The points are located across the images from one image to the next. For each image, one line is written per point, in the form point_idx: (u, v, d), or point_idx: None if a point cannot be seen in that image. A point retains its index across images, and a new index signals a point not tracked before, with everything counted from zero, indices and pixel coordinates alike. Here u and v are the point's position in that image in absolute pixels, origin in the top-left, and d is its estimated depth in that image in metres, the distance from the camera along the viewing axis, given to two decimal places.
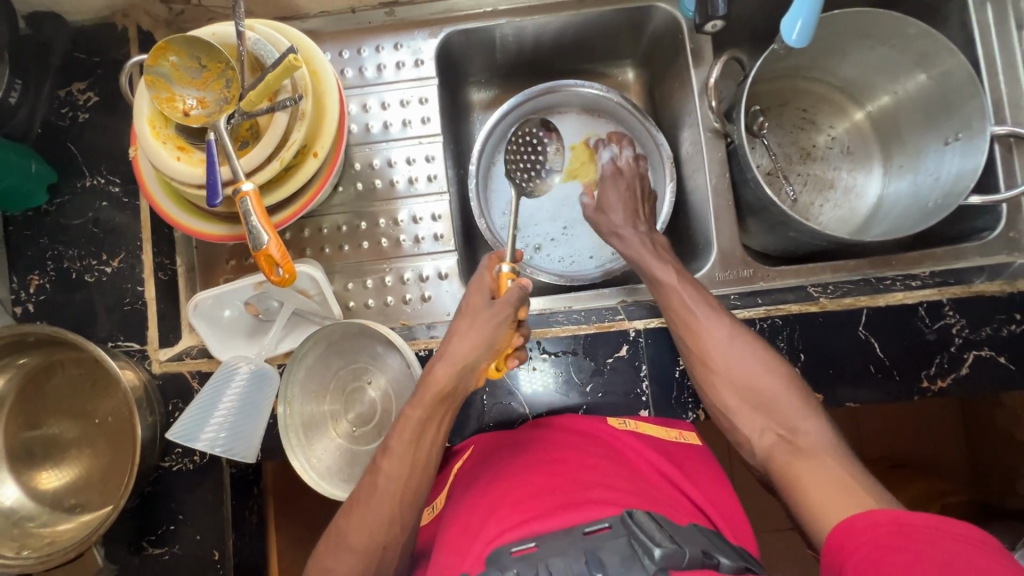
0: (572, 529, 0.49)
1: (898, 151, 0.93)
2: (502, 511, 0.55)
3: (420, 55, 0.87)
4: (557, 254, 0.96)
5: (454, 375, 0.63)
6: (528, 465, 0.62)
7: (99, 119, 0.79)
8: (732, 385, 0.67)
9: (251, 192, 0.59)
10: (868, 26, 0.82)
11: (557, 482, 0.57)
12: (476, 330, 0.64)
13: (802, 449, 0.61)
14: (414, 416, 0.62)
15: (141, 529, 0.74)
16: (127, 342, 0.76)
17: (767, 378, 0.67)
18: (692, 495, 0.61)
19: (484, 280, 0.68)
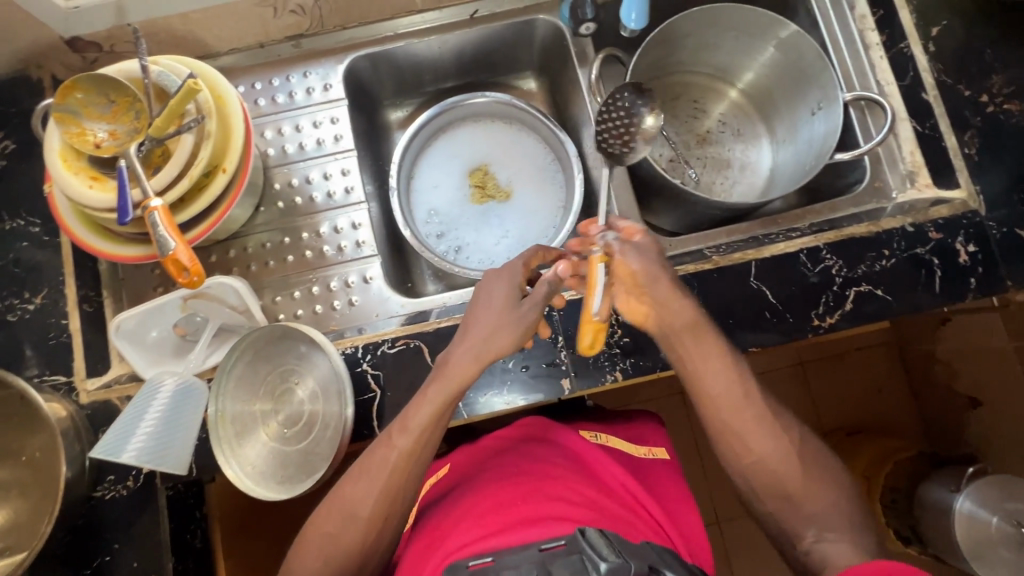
0: (529, 545, 0.51)
1: (779, 125, 1.03)
2: (467, 525, 0.58)
3: (328, 80, 0.93)
4: (479, 253, 1.03)
5: (474, 364, 0.67)
6: (497, 480, 0.65)
7: (17, 165, 0.82)
8: (755, 467, 0.67)
9: (160, 206, 0.64)
10: (727, 19, 0.93)
11: (520, 498, 0.60)
12: (506, 329, 0.67)
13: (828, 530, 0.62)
14: (430, 396, 0.66)
15: (76, 564, 0.72)
16: (54, 376, 0.77)
17: (777, 453, 0.66)
18: (653, 509, 0.67)
19: (518, 275, 0.71)
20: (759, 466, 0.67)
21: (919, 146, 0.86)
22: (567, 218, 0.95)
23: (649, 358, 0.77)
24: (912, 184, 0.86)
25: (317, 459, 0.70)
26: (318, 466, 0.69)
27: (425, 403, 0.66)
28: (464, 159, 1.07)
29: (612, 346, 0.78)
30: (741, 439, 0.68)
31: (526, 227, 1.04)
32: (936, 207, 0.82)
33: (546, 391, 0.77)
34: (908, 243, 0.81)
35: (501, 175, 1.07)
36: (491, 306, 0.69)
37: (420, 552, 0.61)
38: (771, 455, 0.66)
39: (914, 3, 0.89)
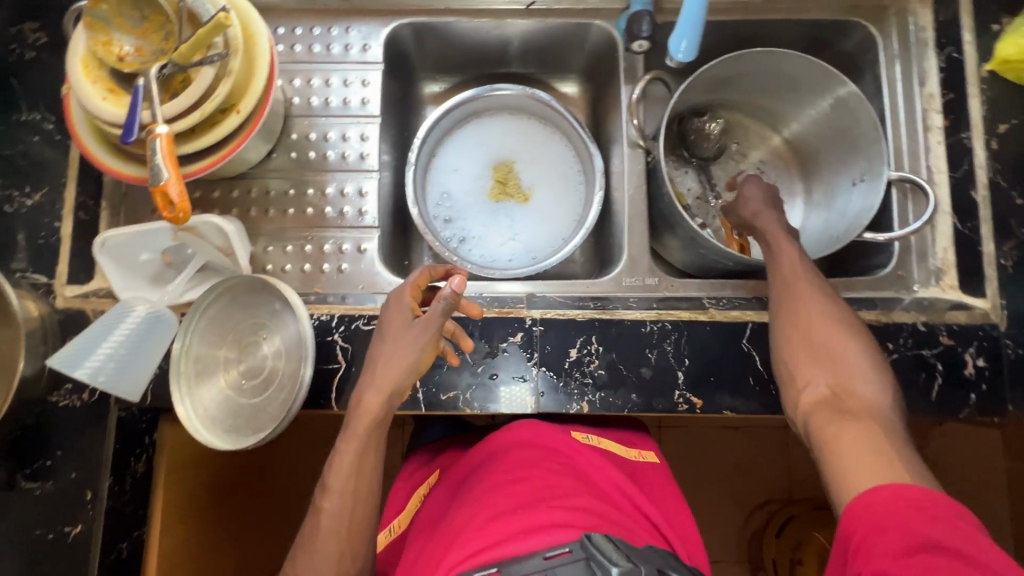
0: (533, 555, 0.51)
1: (818, 186, 0.99)
2: (468, 533, 0.57)
3: (368, 41, 0.91)
4: (481, 248, 1.01)
5: (383, 400, 0.65)
6: (490, 483, 0.65)
7: (45, 60, 0.82)
8: (803, 336, 0.67)
9: (163, 134, 0.63)
10: (789, 68, 0.88)
11: (519, 503, 0.59)
12: (401, 354, 0.66)
13: (851, 409, 0.59)
14: (347, 449, 0.65)
15: (16, 464, 0.73)
16: (35, 275, 0.77)
17: (839, 329, 0.66)
18: (649, 513, 0.67)
19: (403, 299, 0.70)
20: (805, 331, 0.67)
21: (954, 245, 0.82)
22: (575, 234, 0.92)
23: (620, 397, 0.75)
24: (937, 282, 0.82)
25: (265, 417, 0.70)
26: (262, 426, 0.69)
27: (341, 463, 0.65)
28: (492, 149, 1.05)
29: (585, 375, 0.76)
30: (793, 319, 0.68)
31: (537, 233, 1.02)
32: (954, 310, 0.79)
33: (515, 401, 0.75)
34: (915, 341, 0.77)
35: (524, 174, 1.05)
36: (383, 338, 0.68)
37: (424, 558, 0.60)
38: (823, 324, 0.66)
39: (988, 93, 0.84)
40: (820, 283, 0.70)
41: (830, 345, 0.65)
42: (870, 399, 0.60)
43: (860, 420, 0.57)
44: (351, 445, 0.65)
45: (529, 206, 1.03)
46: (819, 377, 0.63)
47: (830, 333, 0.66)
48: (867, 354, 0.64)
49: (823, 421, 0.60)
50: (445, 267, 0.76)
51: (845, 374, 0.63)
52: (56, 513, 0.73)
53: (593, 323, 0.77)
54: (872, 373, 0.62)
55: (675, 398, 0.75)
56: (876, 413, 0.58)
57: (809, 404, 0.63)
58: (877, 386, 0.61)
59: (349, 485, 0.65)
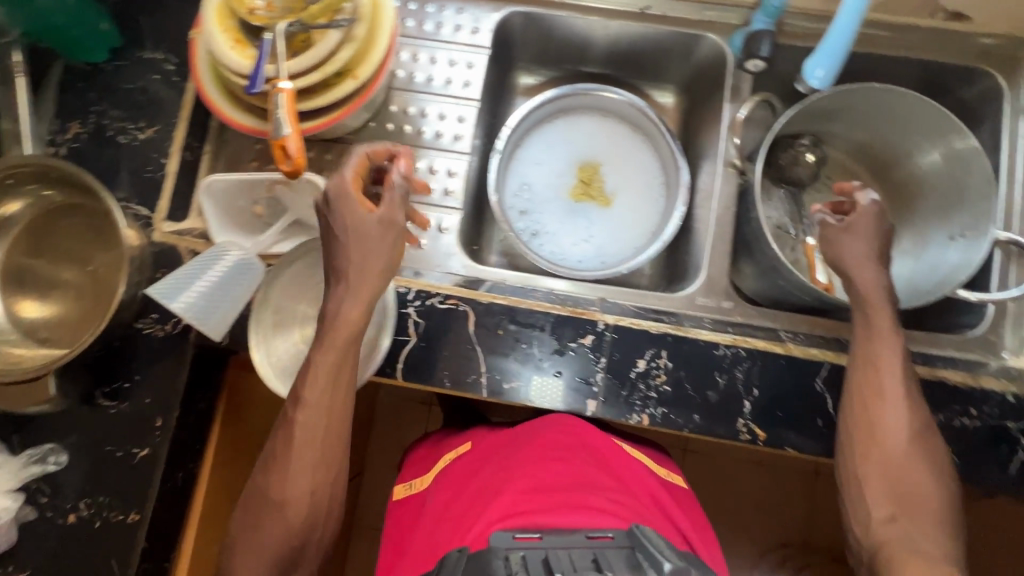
0: (576, 531, 0.57)
1: (907, 234, 0.94)
2: (506, 496, 0.62)
3: (478, 24, 0.91)
4: (554, 245, 1.02)
5: (365, 310, 0.66)
6: (529, 451, 0.69)
7: (174, 2, 0.85)
8: (880, 458, 0.67)
9: (287, 89, 0.65)
10: (905, 109, 0.86)
11: (560, 478, 0.64)
12: (372, 255, 0.66)
13: (916, 546, 0.63)
14: (325, 358, 0.66)
15: (99, 380, 0.77)
16: (138, 207, 0.81)
17: (913, 454, 0.67)
18: (674, 515, 0.67)
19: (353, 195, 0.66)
20: (882, 453, 0.67)
21: None
22: (652, 245, 0.91)
23: (681, 415, 0.74)
24: None
25: None
26: None
27: (320, 384, 0.66)
28: (579, 148, 1.04)
29: (649, 389, 0.75)
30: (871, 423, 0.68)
31: (609, 238, 1.02)
32: None
33: (549, 397, 0.75)
34: (998, 410, 0.74)
35: (606, 178, 1.04)
36: (346, 244, 0.66)
37: (455, 519, 0.64)
38: (900, 448, 0.67)
39: None
40: (906, 392, 0.69)
41: (901, 469, 0.66)
42: (932, 541, 0.63)
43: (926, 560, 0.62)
44: (331, 354, 0.66)
45: (605, 210, 1.03)
46: (890, 506, 0.66)
47: (903, 455, 0.67)
48: (932, 477, 0.67)
49: (894, 554, 0.63)
50: (385, 147, 0.69)
51: (913, 505, 0.65)
52: (127, 433, 0.77)
53: (666, 337, 0.76)
54: (933, 513, 0.65)
55: (738, 426, 0.74)
56: (931, 551, 0.63)
57: (875, 535, 0.66)
58: (937, 523, 0.65)
59: (320, 412, 0.67)
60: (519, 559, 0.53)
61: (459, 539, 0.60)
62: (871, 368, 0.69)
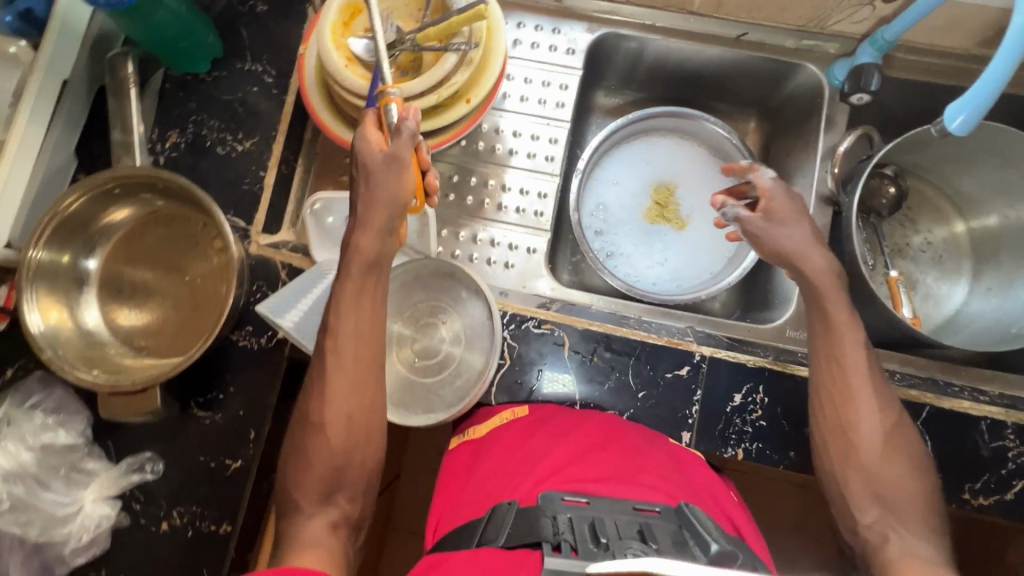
0: (623, 501, 0.57)
1: (991, 273, 0.93)
2: (555, 465, 0.63)
3: (574, 44, 0.91)
4: (630, 267, 1.01)
5: (376, 241, 0.65)
6: (587, 428, 0.69)
7: (275, 15, 0.85)
8: (858, 458, 0.64)
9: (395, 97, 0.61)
10: (1008, 147, 0.84)
11: (613, 454, 0.65)
12: (379, 190, 0.63)
13: (913, 549, 0.60)
14: (347, 288, 0.65)
15: (194, 389, 0.78)
16: (234, 218, 0.81)
17: (895, 453, 0.64)
18: (724, 503, 0.65)
19: (367, 136, 0.64)
20: (859, 454, 0.65)
21: None
22: (736, 272, 0.91)
23: (777, 451, 0.74)
24: None
25: (439, 400, 0.72)
26: (435, 407, 0.72)
27: (356, 326, 0.65)
28: (656, 169, 1.04)
29: (746, 423, 0.75)
30: (841, 405, 0.67)
31: (685, 261, 1.01)
32: None
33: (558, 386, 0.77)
34: None
35: (682, 202, 1.03)
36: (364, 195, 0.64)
37: (496, 479, 0.64)
38: (879, 449, 0.64)
39: None
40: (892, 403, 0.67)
41: (882, 471, 0.64)
42: (924, 543, 0.60)
43: (926, 560, 0.58)
44: (352, 283, 0.66)
45: (682, 233, 1.02)
46: (874, 508, 0.63)
47: (886, 453, 0.64)
48: (917, 479, 0.64)
49: (893, 554, 0.60)
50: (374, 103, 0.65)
51: (899, 505, 0.62)
52: (219, 445, 0.77)
53: (763, 371, 0.76)
54: (926, 511, 0.62)
55: None
56: (936, 552, 0.59)
57: (862, 534, 0.63)
58: (929, 524, 0.61)
59: (360, 352, 0.65)
60: (566, 520, 0.53)
61: (506, 494, 0.61)
62: (832, 352, 0.68)
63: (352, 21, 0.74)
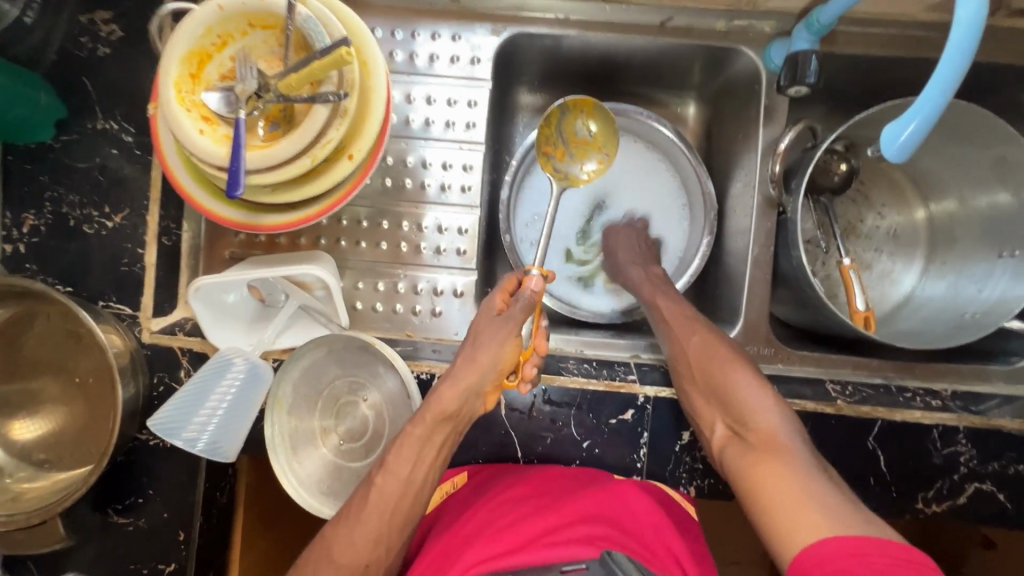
0: (549, 569, 0.52)
1: (944, 251, 0.88)
2: (482, 538, 0.58)
3: (477, 52, 0.80)
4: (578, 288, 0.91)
5: (457, 397, 0.61)
6: (514, 491, 0.65)
7: (122, 57, 0.72)
8: (690, 378, 0.68)
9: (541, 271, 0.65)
10: (959, 123, 0.78)
11: (541, 511, 0.61)
12: (479, 352, 0.62)
13: (755, 450, 0.59)
14: (414, 434, 0.62)
15: (110, 497, 0.72)
16: (119, 305, 0.73)
17: (716, 360, 0.66)
18: (669, 541, 0.61)
19: (490, 300, 0.64)
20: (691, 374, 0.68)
21: None
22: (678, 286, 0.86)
23: (729, 484, 0.72)
24: None
25: None
26: None
27: (407, 446, 0.62)
28: None
29: (695, 461, 0.72)
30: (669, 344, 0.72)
31: None
32: None
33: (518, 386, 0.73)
34: None
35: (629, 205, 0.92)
36: (468, 352, 0.63)
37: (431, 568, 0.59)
38: (706, 362, 0.67)
39: None
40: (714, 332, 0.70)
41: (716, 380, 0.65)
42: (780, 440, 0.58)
43: (770, 458, 0.57)
44: (420, 430, 0.62)
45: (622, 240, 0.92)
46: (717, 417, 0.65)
47: (713, 365, 0.66)
48: (751, 376, 0.64)
49: (742, 464, 0.59)
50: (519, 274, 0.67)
51: (734, 404, 0.63)
52: (149, 552, 0.72)
53: None
54: (777, 412, 0.61)
55: None
56: (778, 445, 0.58)
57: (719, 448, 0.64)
58: (778, 419, 0.60)
59: (408, 457, 0.61)
60: None
61: None
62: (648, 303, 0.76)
63: (202, 69, 0.62)
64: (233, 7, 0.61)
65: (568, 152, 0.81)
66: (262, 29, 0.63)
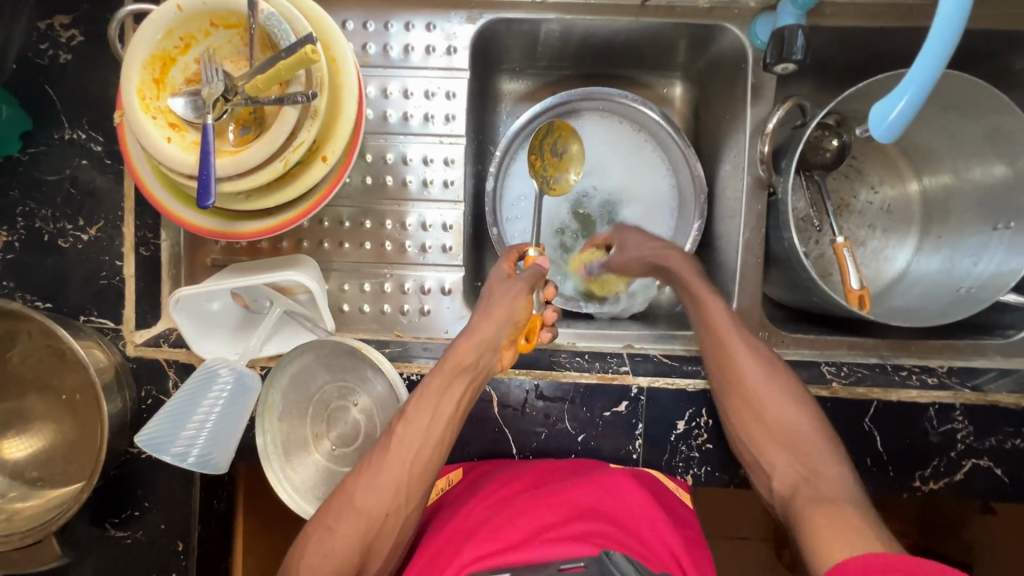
0: (546, 565, 0.51)
1: (939, 225, 0.87)
2: (480, 536, 0.57)
3: (453, 41, 0.77)
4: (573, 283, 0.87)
5: (476, 348, 0.64)
6: (509, 490, 0.64)
7: (85, 63, 0.70)
8: (749, 409, 0.66)
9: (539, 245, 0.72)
10: (952, 93, 0.75)
11: (540, 505, 0.60)
12: (493, 306, 0.66)
13: (824, 497, 0.57)
14: (433, 385, 0.63)
15: (106, 511, 0.72)
16: (101, 319, 0.71)
17: (791, 410, 0.65)
18: (664, 535, 0.60)
19: (501, 268, 0.71)
20: (752, 409, 0.66)
21: None
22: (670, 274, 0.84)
23: (726, 471, 0.72)
24: None
25: None
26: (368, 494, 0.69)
27: (426, 397, 0.63)
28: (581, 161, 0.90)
29: (691, 450, 0.72)
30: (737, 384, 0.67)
31: None
32: None
33: (511, 384, 0.72)
34: None
35: (626, 203, 0.90)
36: (481, 312, 0.66)
37: (427, 566, 0.58)
38: (770, 399, 0.65)
39: None
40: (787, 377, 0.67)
41: (777, 419, 0.65)
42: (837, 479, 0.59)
43: (838, 505, 0.55)
44: (439, 380, 0.63)
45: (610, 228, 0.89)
46: (781, 461, 0.63)
47: (785, 414, 0.64)
48: (821, 427, 0.64)
49: (804, 507, 0.57)
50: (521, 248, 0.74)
51: (808, 454, 0.62)
52: (148, 563, 0.72)
53: (705, 395, 0.71)
54: (835, 458, 0.61)
55: None
56: (843, 495, 0.57)
57: (780, 489, 0.62)
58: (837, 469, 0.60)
59: (428, 406, 0.63)
60: None
61: None
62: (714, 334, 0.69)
63: (166, 74, 0.60)
64: (192, 7, 0.58)
65: (543, 164, 0.85)
66: (225, 29, 0.61)
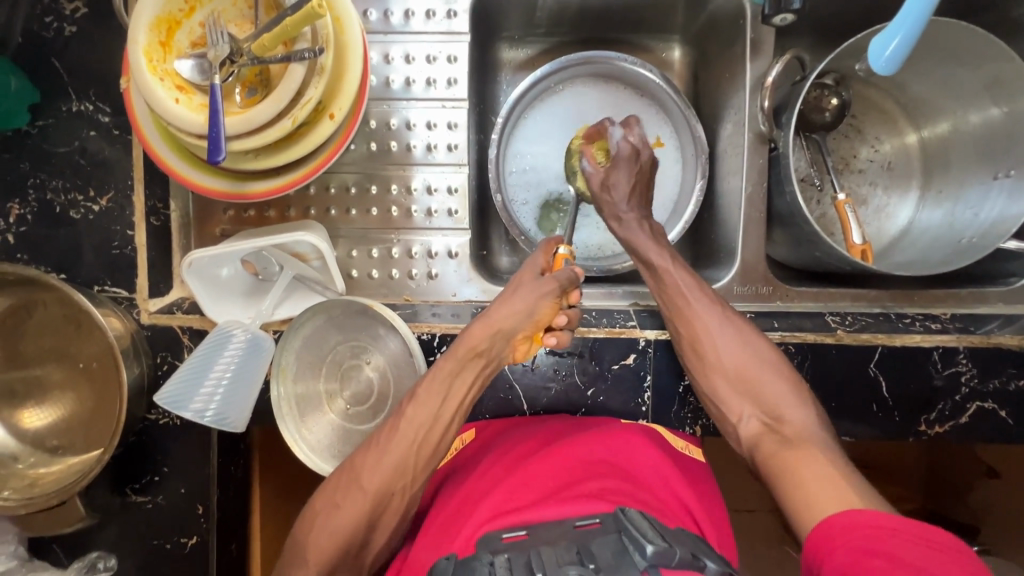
0: (562, 521, 0.50)
1: (939, 178, 0.87)
2: (495, 493, 0.57)
3: (453, 5, 0.78)
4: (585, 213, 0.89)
5: (490, 336, 0.63)
6: (522, 450, 0.64)
7: (90, 34, 0.71)
8: (720, 372, 0.66)
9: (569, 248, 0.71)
10: (950, 42, 0.76)
11: (554, 467, 0.59)
12: (517, 298, 0.64)
13: (788, 440, 0.58)
14: (445, 368, 0.63)
15: (125, 477, 0.73)
16: (115, 288, 0.73)
17: (753, 363, 0.65)
18: (680, 494, 0.60)
19: (536, 259, 0.68)
20: (709, 358, 0.67)
21: None
22: (674, 233, 0.84)
23: None
24: None
25: None
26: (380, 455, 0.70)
27: (438, 378, 0.63)
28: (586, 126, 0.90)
29: (699, 400, 0.73)
30: (694, 338, 0.68)
31: None
32: None
33: None
34: None
35: None
36: (507, 296, 0.65)
37: (443, 524, 0.58)
38: (731, 353, 0.66)
39: None
40: (745, 331, 0.67)
41: (736, 371, 0.65)
42: (799, 423, 0.60)
43: (800, 444, 0.57)
44: (451, 364, 0.63)
45: None
46: (748, 411, 0.63)
47: (748, 368, 0.65)
48: (784, 377, 0.64)
49: None
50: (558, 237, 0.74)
51: (770, 402, 0.63)
52: (168, 527, 0.73)
53: None
54: (792, 393, 0.63)
55: None
56: (809, 436, 0.58)
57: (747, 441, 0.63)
58: (803, 409, 0.61)
59: (439, 389, 0.63)
60: (504, 561, 0.45)
61: (445, 550, 0.53)
62: (669, 293, 0.70)
63: (172, 37, 0.60)
64: None
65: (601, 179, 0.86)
66: None
